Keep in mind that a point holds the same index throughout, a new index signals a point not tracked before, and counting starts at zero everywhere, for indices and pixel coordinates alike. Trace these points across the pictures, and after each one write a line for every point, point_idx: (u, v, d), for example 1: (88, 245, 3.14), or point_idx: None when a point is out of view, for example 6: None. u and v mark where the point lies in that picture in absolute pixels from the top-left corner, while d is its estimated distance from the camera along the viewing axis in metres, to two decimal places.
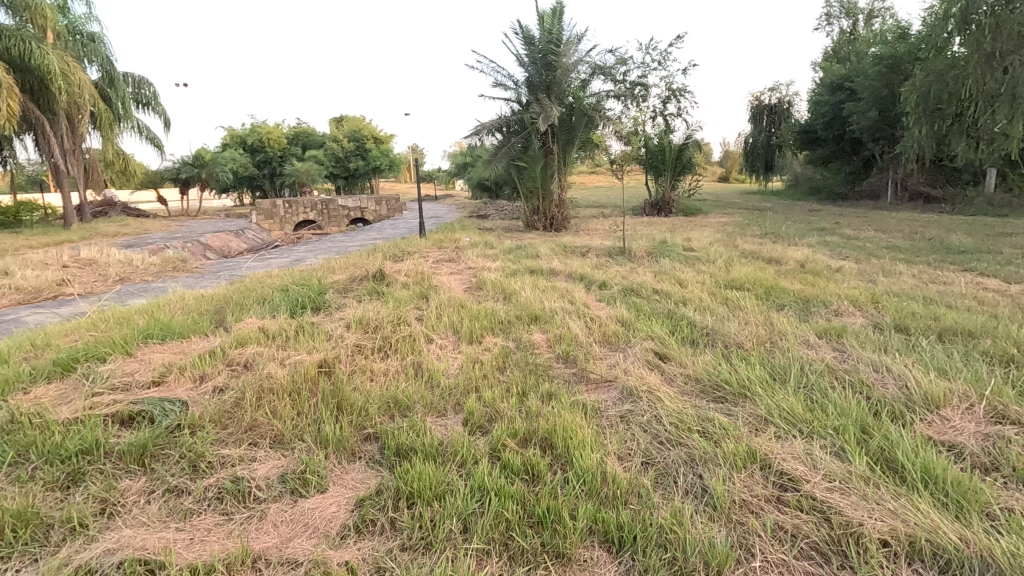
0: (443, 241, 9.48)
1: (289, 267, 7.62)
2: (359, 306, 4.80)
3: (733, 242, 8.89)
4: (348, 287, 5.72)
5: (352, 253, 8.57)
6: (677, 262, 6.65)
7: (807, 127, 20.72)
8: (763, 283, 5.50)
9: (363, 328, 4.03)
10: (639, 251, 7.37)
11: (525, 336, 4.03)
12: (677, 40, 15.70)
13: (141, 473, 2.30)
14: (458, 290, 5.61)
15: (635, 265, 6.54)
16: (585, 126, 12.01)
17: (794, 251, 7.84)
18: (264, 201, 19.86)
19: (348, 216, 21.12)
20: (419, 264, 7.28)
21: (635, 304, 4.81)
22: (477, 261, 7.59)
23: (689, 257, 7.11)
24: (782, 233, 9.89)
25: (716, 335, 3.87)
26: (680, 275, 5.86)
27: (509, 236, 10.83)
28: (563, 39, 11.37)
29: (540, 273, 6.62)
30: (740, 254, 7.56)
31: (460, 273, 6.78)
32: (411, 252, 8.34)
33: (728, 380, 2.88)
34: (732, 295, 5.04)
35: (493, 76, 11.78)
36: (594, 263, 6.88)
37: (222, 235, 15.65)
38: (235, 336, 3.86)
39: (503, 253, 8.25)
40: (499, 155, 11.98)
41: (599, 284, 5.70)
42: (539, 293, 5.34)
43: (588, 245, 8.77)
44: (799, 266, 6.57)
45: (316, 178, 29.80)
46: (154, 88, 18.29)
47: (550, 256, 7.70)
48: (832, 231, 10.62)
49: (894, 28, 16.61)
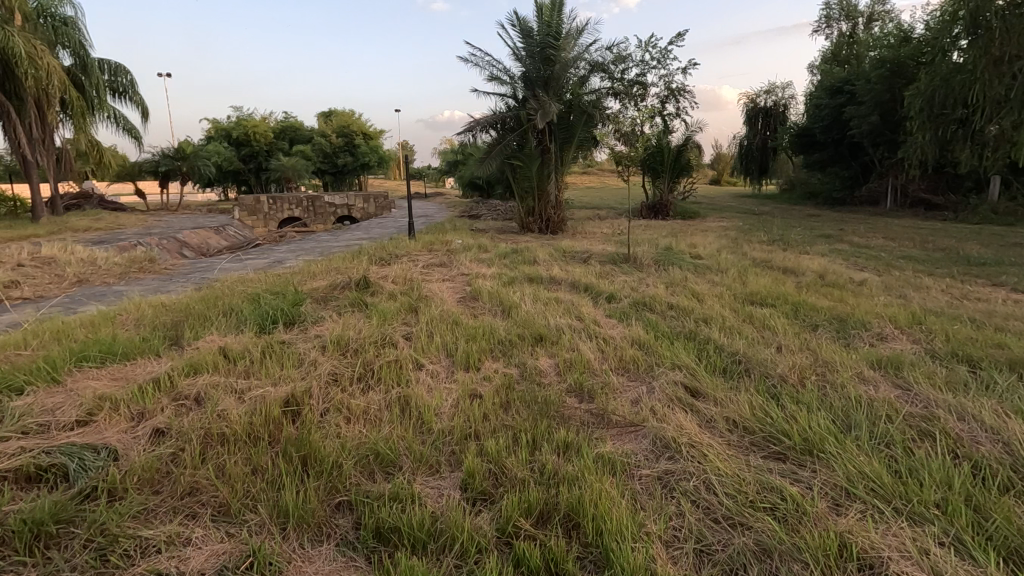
0: (434, 243, 8.91)
1: (266, 270, 7.00)
2: (338, 321, 4.22)
3: (741, 250, 8.43)
4: (328, 296, 5.14)
5: (336, 256, 7.97)
6: (687, 272, 6.16)
7: (805, 131, 20.41)
8: (786, 298, 5.01)
9: (341, 350, 3.46)
10: (645, 259, 6.86)
11: (529, 361, 3.49)
12: (676, 39, 15.24)
13: (30, 565, 1.71)
14: (451, 301, 5.05)
15: (643, 274, 6.03)
16: (585, 124, 11.52)
17: (807, 260, 7.38)
18: (247, 197, 19.14)
19: (334, 214, 20.41)
20: (408, 270, 6.70)
21: (651, 321, 4.30)
22: (471, 266, 7.05)
23: (699, 267, 6.62)
24: (790, 240, 9.45)
25: (750, 364, 3.36)
26: (695, 287, 5.36)
27: (503, 238, 10.29)
28: (563, 32, 10.87)
29: (540, 282, 6.08)
30: (751, 263, 7.08)
31: (452, 281, 6.22)
32: (399, 255, 7.76)
33: (787, 432, 2.36)
34: (756, 312, 4.54)
35: (488, 70, 11.23)
36: (598, 272, 6.35)
37: (201, 231, 14.94)
38: (188, 358, 3.26)
39: (498, 258, 7.70)
40: (494, 153, 11.42)
41: (607, 296, 5.18)
42: (542, 307, 4.80)
43: (589, 249, 8.26)
44: (819, 278, 6.10)
45: (302, 174, 29.03)
46: (132, 76, 17.48)
47: (549, 262, 7.16)
48: (840, 238, 10.20)
49: (896, 31, 16.31)
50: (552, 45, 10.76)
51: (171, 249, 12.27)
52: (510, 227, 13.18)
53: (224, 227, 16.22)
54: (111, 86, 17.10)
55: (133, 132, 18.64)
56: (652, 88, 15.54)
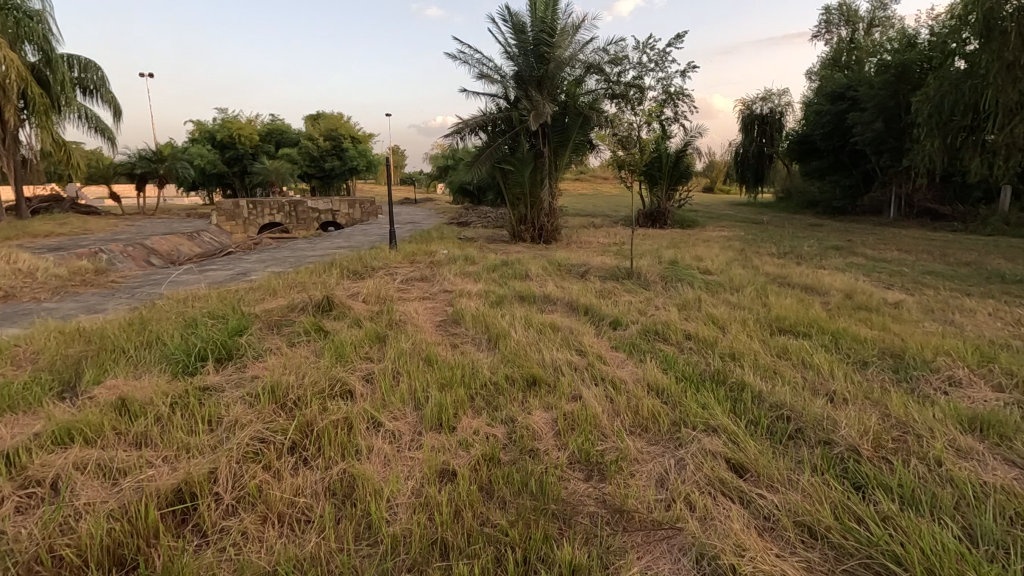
0: (416, 254, 8.13)
1: (222, 285, 6.19)
2: (289, 357, 3.44)
3: (751, 263, 7.76)
4: (282, 320, 4.36)
5: (306, 268, 7.19)
6: (699, 291, 5.47)
7: (805, 138, 19.90)
8: (819, 324, 4.31)
9: (278, 403, 2.67)
10: (650, 274, 6.13)
11: (519, 417, 2.72)
12: (675, 40, 14.59)
13: None
14: (428, 327, 4.27)
15: (652, 294, 5.29)
16: (581, 126, 10.82)
17: (827, 276, 6.70)
18: (225, 201, 18.34)
19: (318, 220, 19.50)
20: (383, 286, 5.92)
21: (669, 356, 3.58)
22: (455, 282, 6.26)
23: (712, 285, 5.89)
24: (802, 253, 8.80)
25: (801, 423, 2.62)
26: (714, 311, 4.63)
27: (494, 248, 9.57)
28: (558, 29, 10.19)
29: (534, 301, 5.32)
30: (768, 281, 6.37)
31: (432, 300, 5.45)
32: (376, 268, 7.01)
33: (898, 556, 1.62)
34: (790, 343, 3.83)
35: (478, 68, 10.48)
36: (598, 290, 5.60)
37: (173, 237, 14.05)
38: (67, 416, 2.46)
39: (487, 272, 6.94)
40: (484, 156, 10.67)
41: (612, 321, 4.44)
42: (537, 335, 4.04)
43: (586, 262, 7.53)
44: (847, 298, 5.43)
45: (287, 178, 28.14)
46: (103, 73, 16.59)
47: (543, 277, 6.44)
48: (853, 251, 9.55)
49: (900, 36, 15.83)
50: (546, 42, 10.06)
51: (136, 257, 11.41)
52: (501, 235, 12.45)
53: (198, 233, 15.35)
54: (80, 84, 16.22)
55: (106, 132, 17.76)
56: (650, 91, 14.86)
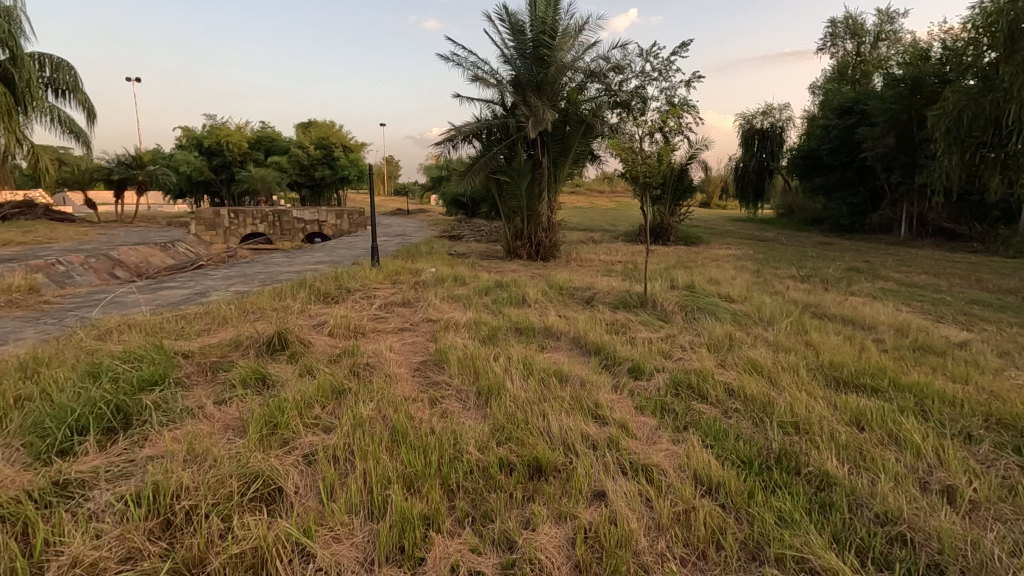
0: (400, 273, 7.27)
1: (168, 309, 5.31)
2: (207, 427, 2.57)
3: (773, 287, 6.97)
4: (220, 363, 3.48)
5: (272, 288, 6.32)
6: (727, 327, 4.65)
7: (810, 153, 19.29)
8: (888, 374, 3.48)
9: (159, 515, 1.79)
10: (668, 302, 5.29)
11: (518, 538, 1.86)
12: (680, 48, 13.88)
13: None
14: (402, 375, 3.41)
15: (674, 331, 4.46)
16: (583, 135, 10.01)
17: (866, 307, 5.90)
18: (207, 209, 17.69)
19: (304, 230, 18.62)
20: (356, 313, 5.07)
21: (715, 428, 2.73)
22: (442, 309, 5.40)
23: (741, 318, 5.06)
24: (825, 275, 8.03)
25: (937, 558, 1.77)
26: (754, 356, 3.80)
27: (487, 267, 8.72)
28: (560, 30, 9.45)
29: (533, 336, 4.48)
30: (801, 311, 5.57)
31: (412, 333, 4.59)
32: (352, 290, 6.15)
33: None
34: (864, 404, 2.99)
35: (472, 71, 9.68)
36: (609, 322, 4.77)
37: (143, 248, 13.14)
38: None
39: (478, 296, 6.11)
40: (478, 166, 9.82)
41: (630, 369, 3.60)
42: (539, 389, 3.19)
43: (592, 285, 6.71)
44: (901, 336, 4.63)
45: (274, 187, 27.26)
46: (77, 74, 15.72)
47: (543, 303, 5.61)
48: (879, 273, 8.78)
49: (912, 48, 15.28)
50: (547, 43, 9.30)
51: (97, 270, 10.48)
52: (495, 251, 11.62)
53: (173, 243, 14.42)
54: (53, 85, 15.35)
55: (81, 135, 16.87)
56: (653, 102, 14.13)
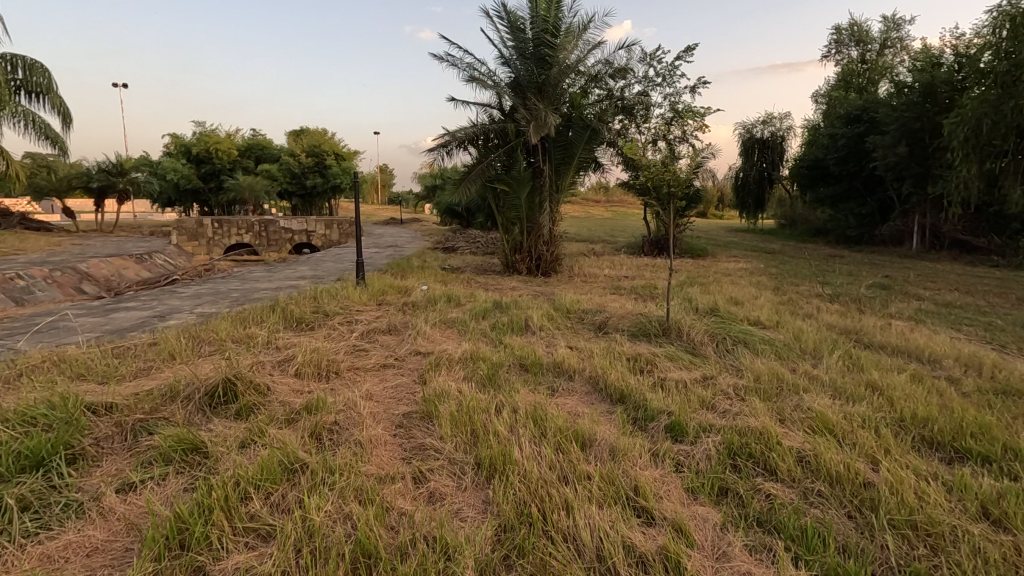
0: (388, 292, 6.51)
1: (113, 338, 4.54)
2: (93, 542, 1.82)
3: (803, 309, 6.28)
4: (147, 421, 2.73)
5: (241, 311, 5.56)
6: (771, 364, 3.95)
7: (816, 162, 18.74)
8: (994, 434, 2.77)
9: None
10: (695, 330, 4.57)
11: None
12: (685, 53, 13.26)
13: None
14: (380, 440, 2.66)
15: (711, 370, 3.74)
16: (588, 141, 9.32)
17: (916, 334, 5.20)
18: (189, 219, 16.95)
19: (291, 241, 17.84)
20: (333, 346, 4.33)
21: (804, 528, 1.99)
22: (433, 340, 4.64)
23: (782, 350, 4.35)
24: (855, 294, 7.34)
25: None
26: (819, 407, 3.07)
27: (484, 283, 7.99)
28: (563, 29, 8.79)
29: (542, 377, 3.75)
30: (845, 340, 4.87)
31: (398, 372, 3.86)
32: (332, 313, 5.41)
33: None
34: (988, 485, 2.27)
35: (468, 72, 8.99)
36: (631, 356, 4.05)
37: (117, 259, 12.33)
38: None
39: (475, 321, 5.38)
40: (474, 175, 9.09)
41: (669, 427, 2.87)
42: (559, 462, 2.45)
43: (603, 306, 6.00)
44: (975, 374, 3.93)
45: (262, 195, 26.49)
46: (52, 75, 14.92)
47: (550, 331, 4.90)
48: (909, 290, 8.11)
49: (923, 54, 14.77)
50: (549, 43, 8.64)
51: (62, 284, 9.68)
52: (492, 265, 10.89)
53: (150, 254, 13.62)
54: (25, 87, 14.55)
55: (57, 140, 16.10)
56: (657, 108, 13.45)
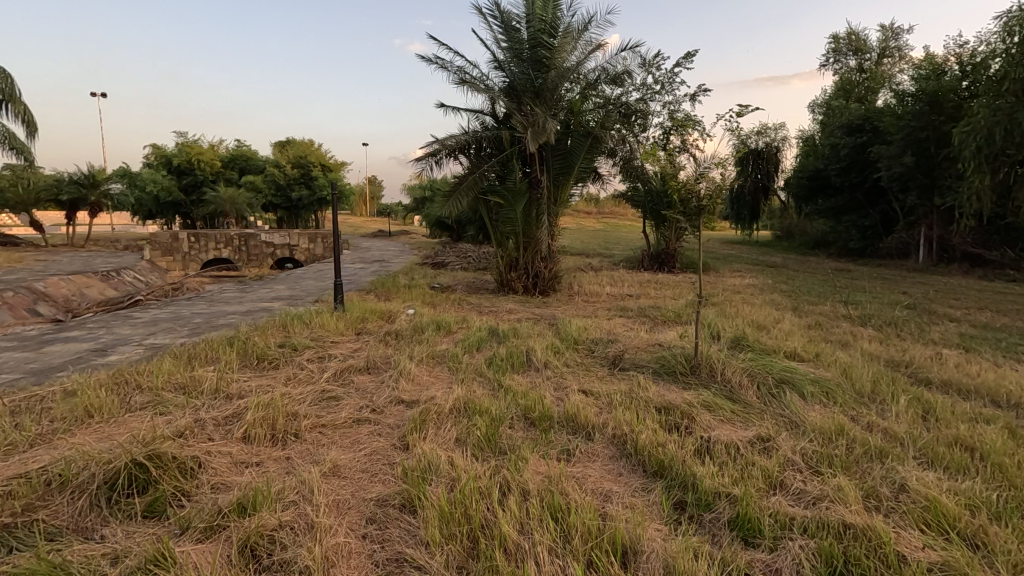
0: (369, 318, 5.75)
1: (27, 384, 3.72)
2: None
3: (836, 335, 5.60)
4: (12, 526, 1.95)
5: (195, 344, 4.77)
6: (830, 416, 3.24)
7: (816, 173, 18.28)
8: None
9: None
10: (731, 369, 3.86)
11: None
12: (684, 60, 12.73)
13: None
14: (341, 555, 1.90)
15: (762, 428, 3.01)
16: (588, 150, 8.66)
17: (977, 366, 4.53)
18: (163, 232, 16.16)
19: (273, 255, 16.97)
20: (298, 395, 3.57)
21: None
22: (421, 383, 3.89)
23: (835, 394, 3.64)
24: (886, 316, 6.68)
25: None
26: (921, 484, 2.35)
27: (477, 305, 7.24)
28: (561, 29, 8.14)
29: (554, 439, 3.01)
30: (901, 377, 4.17)
31: (374, 431, 3.10)
32: (302, 347, 4.64)
33: None
34: None
35: (458, 75, 8.31)
36: (660, 406, 3.33)
37: (81, 277, 11.42)
38: None
39: (468, 355, 4.64)
40: (465, 186, 8.35)
41: (734, 524, 2.13)
42: None
43: (614, 335, 5.27)
44: None
45: (244, 208, 25.57)
46: (16, 81, 14.06)
47: (557, 369, 4.17)
48: (939, 310, 7.48)
49: (927, 61, 14.38)
50: (546, 44, 8.00)
51: (12, 306, 8.77)
52: (484, 282, 10.18)
53: (118, 271, 12.73)
54: None
55: (23, 151, 15.22)
56: (656, 118, 12.87)
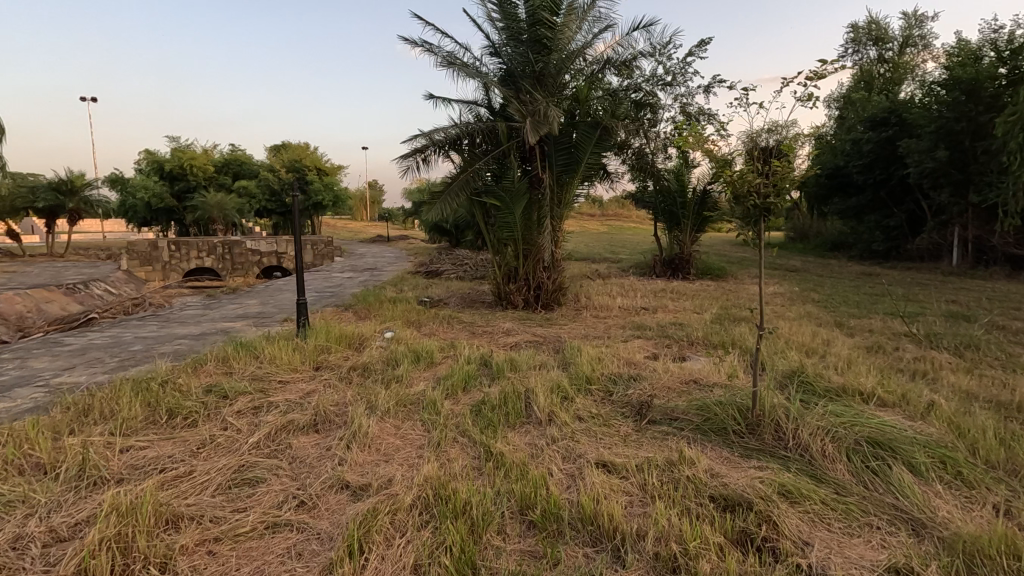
0: (334, 347, 4.71)
1: None
2: None
3: (907, 364, 4.52)
4: None
5: (103, 386, 3.73)
6: (975, 516, 2.17)
7: (836, 170, 17.18)
8: None
9: None
10: (807, 429, 2.80)
11: None
12: (697, 48, 11.68)
13: None
14: None
15: (890, 546, 1.95)
16: (597, 143, 7.60)
17: None
18: (142, 240, 15.20)
19: (259, 264, 15.96)
20: (200, 477, 2.53)
21: None
22: (380, 453, 2.82)
23: (959, 464, 2.56)
24: (955, 334, 5.60)
25: None
26: None
27: (469, 324, 6.20)
28: (565, 3, 7.09)
29: (562, 565, 1.94)
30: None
31: (291, 549, 2.04)
32: (238, 392, 3.60)
33: None
34: None
35: (447, 60, 7.28)
36: (721, 498, 2.27)
37: (41, 291, 10.41)
38: None
39: (450, 400, 3.59)
40: (457, 186, 7.31)
41: None
42: None
43: (634, 368, 4.21)
44: None
45: (234, 214, 24.55)
46: None
47: (563, 426, 3.10)
48: (1011, 324, 6.37)
49: (959, 47, 13.26)
50: (548, 20, 6.95)
51: None
52: (480, 294, 9.12)
53: (86, 284, 11.73)
54: None
55: None
56: (667, 111, 11.79)
